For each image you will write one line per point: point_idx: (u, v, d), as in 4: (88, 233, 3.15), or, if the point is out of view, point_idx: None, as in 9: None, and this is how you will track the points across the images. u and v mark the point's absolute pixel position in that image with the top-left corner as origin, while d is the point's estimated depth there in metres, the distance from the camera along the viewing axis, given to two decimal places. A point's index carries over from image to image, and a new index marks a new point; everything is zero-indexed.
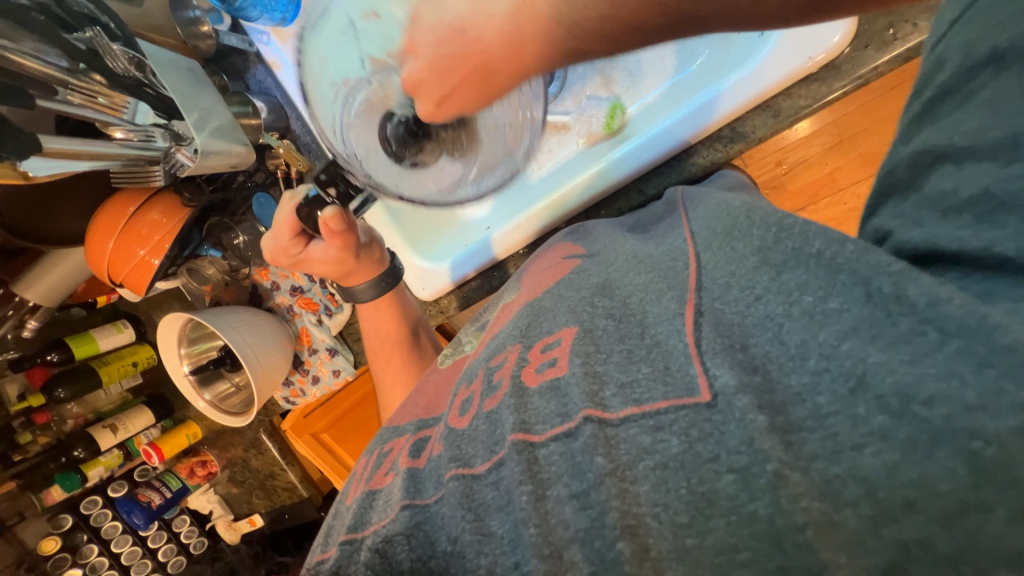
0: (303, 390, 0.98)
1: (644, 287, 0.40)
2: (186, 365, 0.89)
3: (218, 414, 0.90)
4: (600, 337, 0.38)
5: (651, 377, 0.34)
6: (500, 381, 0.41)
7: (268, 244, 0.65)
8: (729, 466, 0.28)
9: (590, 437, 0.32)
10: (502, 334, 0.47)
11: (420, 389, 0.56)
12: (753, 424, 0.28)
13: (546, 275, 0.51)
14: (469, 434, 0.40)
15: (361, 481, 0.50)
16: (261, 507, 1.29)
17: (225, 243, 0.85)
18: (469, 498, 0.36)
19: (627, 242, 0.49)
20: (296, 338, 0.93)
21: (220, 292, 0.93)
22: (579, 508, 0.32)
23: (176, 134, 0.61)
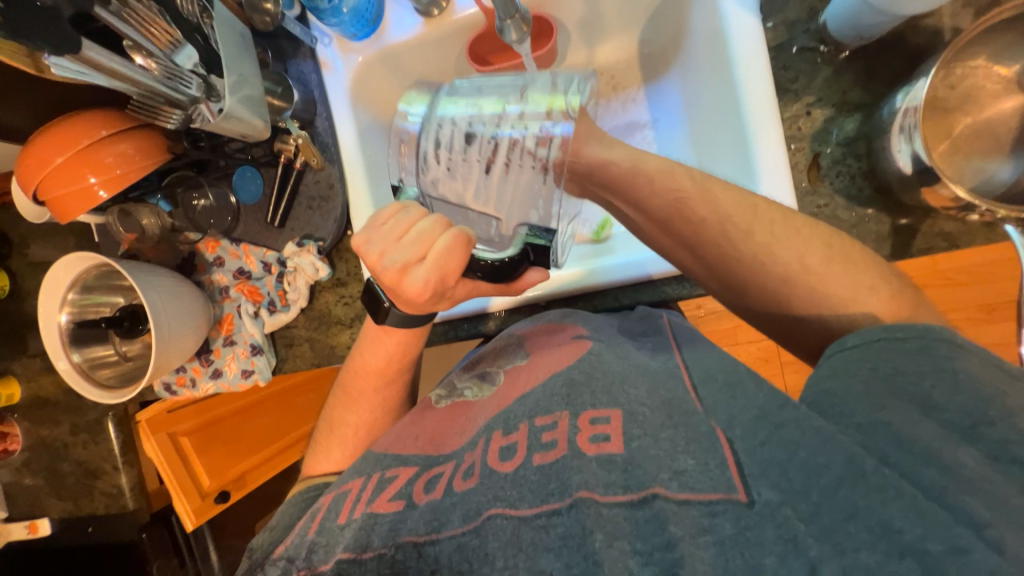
0: (195, 381, 0.86)
1: (652, 379, 0.44)
2: (65, 314, 0.74)
3: (78, 381, 0.74)
4: (645, 420, 0.40)
5: (699, 470, 0.35)
6: (554, 441, 0.40)
7: (419, 284, 0.48)
8: (773, 549, 0.31)
9: (659, 511, 0.34)
10: (536, 394, 0.46)
11: (411, 424, 0.53)
12: (792, 524, 0.31)
13: (558, 355, 0.50)
14: (514, 480, 0.39)
15: (355, 501, 0.45)
16: (54, 512, 1.00)
17: (181, 201, 0.81)
18: (518, 540, 0.36)
19: (627, 349, 0.50)
20: (215, 323, 0.83)
21: (141, 247, 0.82)
22: (642, 562, 0.32)
23: (210, 87, 0.60)
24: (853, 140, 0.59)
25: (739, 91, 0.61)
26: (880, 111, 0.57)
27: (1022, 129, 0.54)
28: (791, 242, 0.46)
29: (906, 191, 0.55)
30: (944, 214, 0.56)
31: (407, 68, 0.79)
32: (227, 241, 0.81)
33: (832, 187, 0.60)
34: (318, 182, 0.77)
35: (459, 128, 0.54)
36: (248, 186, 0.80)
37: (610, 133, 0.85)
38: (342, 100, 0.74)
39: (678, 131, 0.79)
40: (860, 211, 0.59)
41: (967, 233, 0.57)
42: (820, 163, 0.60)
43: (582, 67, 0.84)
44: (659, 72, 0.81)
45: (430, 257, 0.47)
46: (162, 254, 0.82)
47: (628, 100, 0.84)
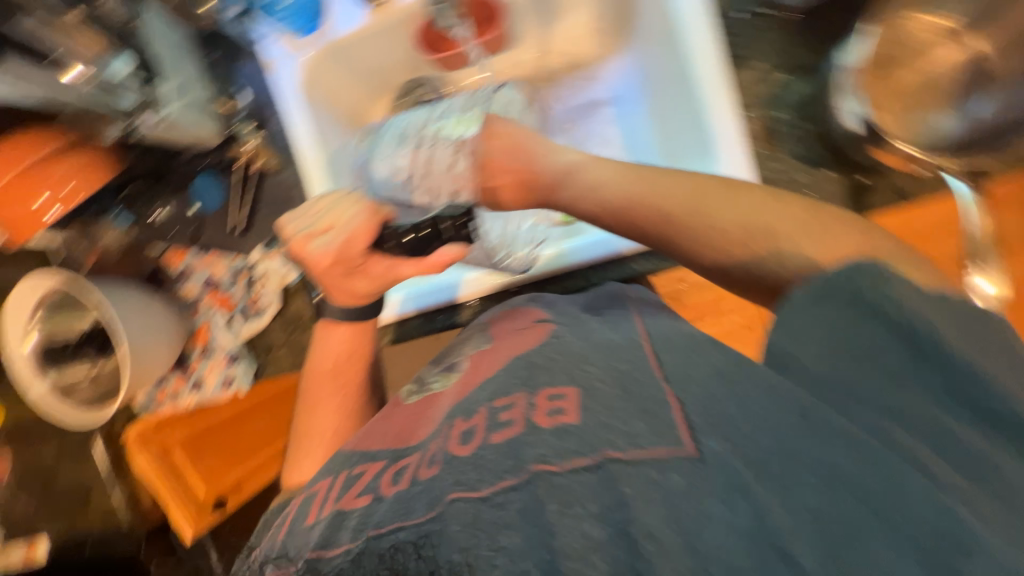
0: (176, 396, 0.85)
1: (609, 346, 0.44)
2: (31, 344, 0.73)
3: (54, 407, 0.71)
4: (601, 389, 0.39)
5: (651, 430, 0.35)
6: (511, 419, 0.39)
7: (323, 249, 0.57)
8: (718, 493, 0.31)
9: (611, 474, 0.33)
10: (497, 377, 0.45)
11: (380, 420, 0.53)
12: (736, 470, 0.32)
13: (523, 337, 0.50)
14: (475, 460, 0.37)
15: (323, 500, 0.46)
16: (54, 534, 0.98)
17: (140, 215, 0.79)
18: (478, 521, 0.34)
19: (589, 324, 0.49)
20: (190, 335, 0.82)
21: (106, 264, 0.79)
22: (597, 523, 0.32)
23: (150, 98, 0.60)
24: (806, 103, 0.59)
25: (689, 66, 0.61)
26: (829, 72, 0.57)
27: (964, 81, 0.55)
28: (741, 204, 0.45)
29: (858, 151, 0.55)
30: (897, 170, 0.58)
31: (360, 59, 0.77)
32: (195, 251, 0.81)
33: (789, 152, 0.60)
34: (278, 184, 0.76)
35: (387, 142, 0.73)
36: (209, 194, 0.77)
37: (573, 114, 0.85)
38: (294, 98, 0.72)
39: (641, 107, 0.78)
40: (815, 172, 0.60)
41: (919, 186, 0.58)
42: (775, 128, 0.60)
43: (539, 47, 0.83)
44: (617, 46, 0.80)
45: (336, 225, 0.57)
46: (125, 270, 0.78)
47: (588, 78, 0.83)
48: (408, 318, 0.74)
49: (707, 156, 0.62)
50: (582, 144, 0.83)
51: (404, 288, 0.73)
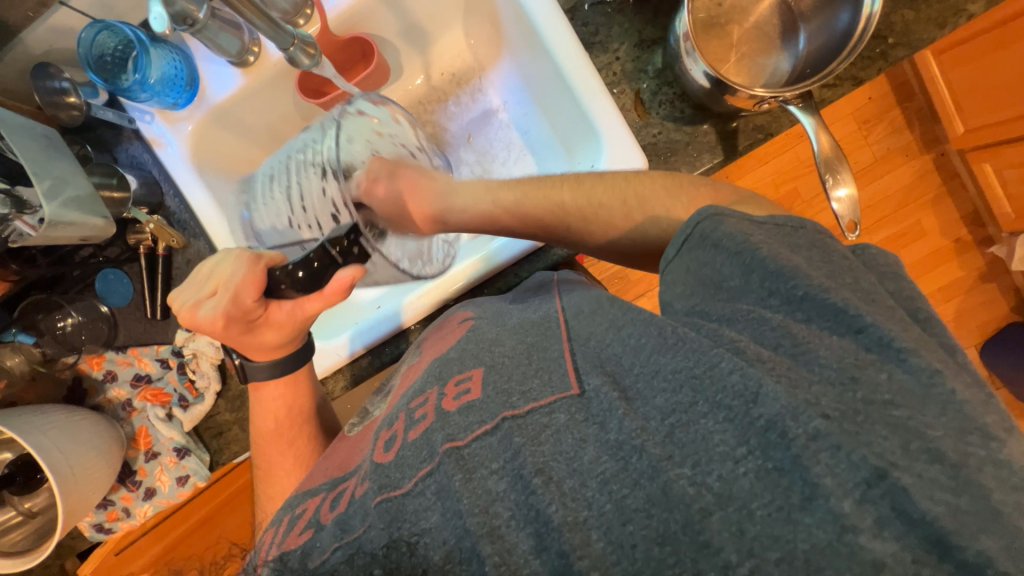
0: (128, 510, 0.79)
1: (522, 333, 0.45)
2: None
3: None
4: (505, 366, 0.41)
5: (541, 384, 0.38)
6: (424, 414, 0.42)
7: (211, 313, 0.51)
8: (592, 419, 0.35)
9: (508, 431, 0.36)
10: (415, 383, 0.47)
11: (321, 459, 0.52)
12: (609, 395, 0.35)
13: (444, 339, 0.52)
14: (397, 461, 0.40)
15: (268, 546, 0.44)
16: None
17: (44, 328, 0.75)
18: (400, 513, 0.36)
19: (506, 313, 0.51)
20: (130, 441, 0.77)
21: (14, 392, 0.73)
22: (498, 477, 0.35)
23: (21, 201, 0.58)
24: (661, 71, 0.66)
25: (555, 60, 0.66)
26: (670, 40, 0.63)
27: (783, 24, 0.62)
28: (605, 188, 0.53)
29: (716, 103, 0.61)
30: (752, 111, 0.64)
31: (246, 120, 0.77)
32: (112, 352, 0.75)
33: (659, 116, 0.66)
34: (188, 261, 0.73)
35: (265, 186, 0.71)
36: (116, 289, 0.74)
37: (470, 128, 0.88)
38: (184, 172, 0.71)
39: (530, 108, 0.83)
40: (687, 129, 0.65)
41: (773, 121, 0.65)
42: (643, 98, 0.66)
43: (423, 74, 0.87)
44: (494, 57, 0.84)
45: (219, 285, 0.51)
46: (42, 390, 0.74)
47: (476, 91, 0.87)
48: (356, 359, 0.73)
49: (595, 137, 0.67)
50: (487, 153, 0.86)
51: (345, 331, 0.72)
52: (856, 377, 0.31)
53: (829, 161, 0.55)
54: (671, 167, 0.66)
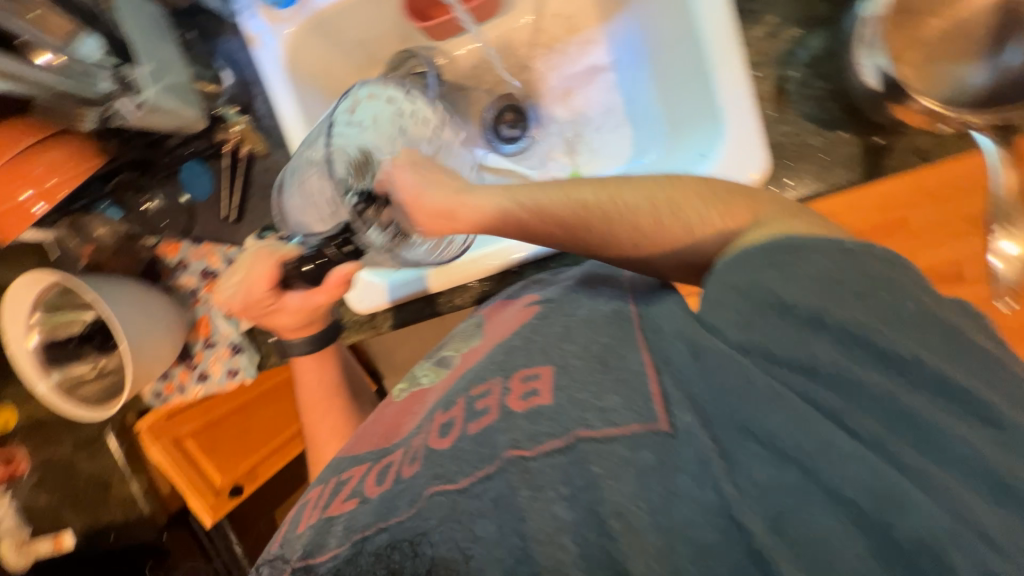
0: (183, 386, 0.86)
1: (595, 330, 0.41)
2: (36, 337, 0.73)
3: (59, 402, 0.72)
4: (575, 370, 0.39)
5: (625, 405, 0.36)
6: (487, 408, 0.40)
7: (231, 298, 0.60)
8: (685, 467, 0.33)
9: (581, 453, 0.35)
10: (474, 367, 0.46)
11: (371, 423, 0.52)
12: (706, 447, 0.33)
13: (507, 322, 0.49)
14: (452, 454, 0.39)
15: (314, 506, 0.45)
16: (70, 523, 1.00)
17: (130, 205, 0.78)
18: (456, 514, 0.36)
19: (583, 301, 0.46)
20: (191, 326, 0.82)
21: (99, 258, 0.77)
22: (564, 503, 0.35)
23: (126, 80, 0.57)
24: (819, 60, 0.56)
25: (698, 25, 0.57)
26: (845, 24, 0.53)
27: (994, 27, 0.50)
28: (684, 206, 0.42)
29: (875, 110, 0.51)
30: (915, 129, 0.54)
31: (345, 32, 0.73)
32: (189, 242, 0.79)
33: (799, 114, 0.57)
34: (268, 169, 0.73)
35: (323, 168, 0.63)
36: (198, 182, 0.76)
37: (571, 82, 0.80)
38: (276, 77, 0.69)
39: (643, 74, 0.75)
40: (829, 135, 0.56)
41: (939, 145, 0.55)
42: (787, 89, 0.57)
43: (533, 12, 0.78)
44: (616, 6, 0.75)
45: (244, 274, 0.59)
46: (122, 263, 0.79)
47: (586, 43, 0.78)
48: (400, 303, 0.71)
49: (716, 123, 0.59)
50: (582, 113, 0.79)
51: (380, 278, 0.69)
52: (1007, 487, 0.30)
53: None
54: (797, 174, 0.57)
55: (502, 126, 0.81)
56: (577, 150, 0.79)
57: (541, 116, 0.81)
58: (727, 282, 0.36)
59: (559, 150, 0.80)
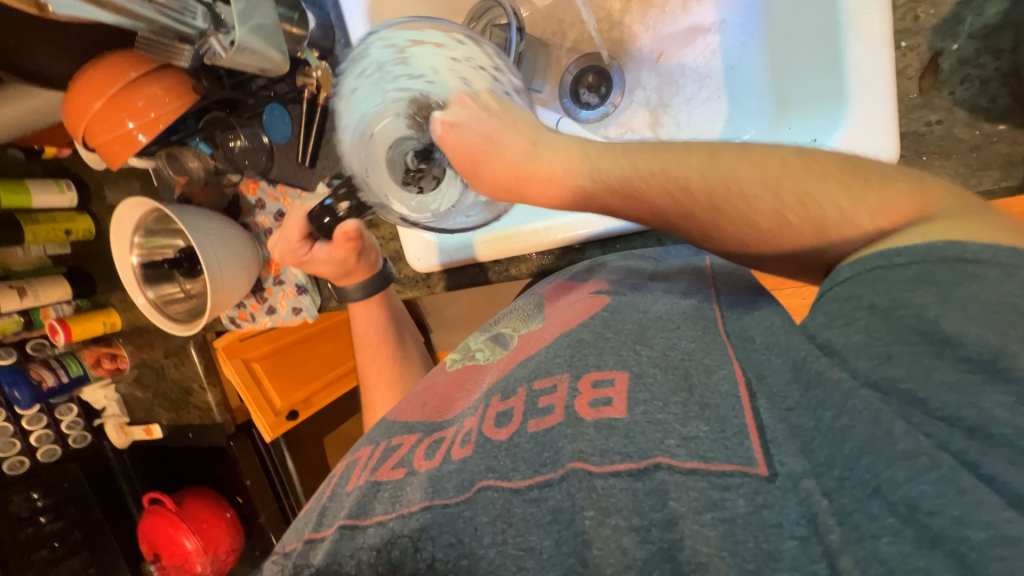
0: (254, 315, 0.93)
1: (671, 335, 0.39)
2: (135, 257, 0.82)
3: (156, 315, 0.82)
4: (654, 384, 0.35)
5: (713, 437, 0.31)
6: (550, 407, 0.37)
7: (277, 249, 0.69)
8: (793, 532, 0.27)
9: (661, 484, 0.30)
10: (540, 355, 0.42)
11: (423, 391, 0.52)
12: (815, 499, 0.27)
13: (572, 308, 0.48)
14: (507, 448, 0.36)
15: (362, 468, 0.44)
16: (163, 419, 1.18)
17: (218, 141, 0.82)
18: (509, 515, 0.33)
19: (649, 300, 0.44)
20: (264, 263, 0.88)
21: (192, 190, 0.85)
22: (637, 540, 0.30)
23: (217, 18, 0.58)
24: (994, 31, 0.45)
25: None
26: None
27: None
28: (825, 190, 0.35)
29: None
30: None
31: None
32: (266, 182, 0.83)
33: (951, 98, 0.47)
34: None
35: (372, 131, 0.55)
36: (278, 124, 0.78)
37: (666, 42, 0.71)
38: (358, 20, 0.68)
39: (754, 36, 0.65)
40: (985, 129, 0.46)
41: None
42: (939, 67, 0.47)
43: None
44: None
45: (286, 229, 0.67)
46: (210, 195, 0.86)
47: None
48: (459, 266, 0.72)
49: (839, 104, 0.51)
50: (673, 80, 0.71)
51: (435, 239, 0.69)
52: None
53: None
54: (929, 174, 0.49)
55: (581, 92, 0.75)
56: (662, 120, 0.71)
57: (626, 80, 0.74)
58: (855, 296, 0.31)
59: (640, 121, 0.73)
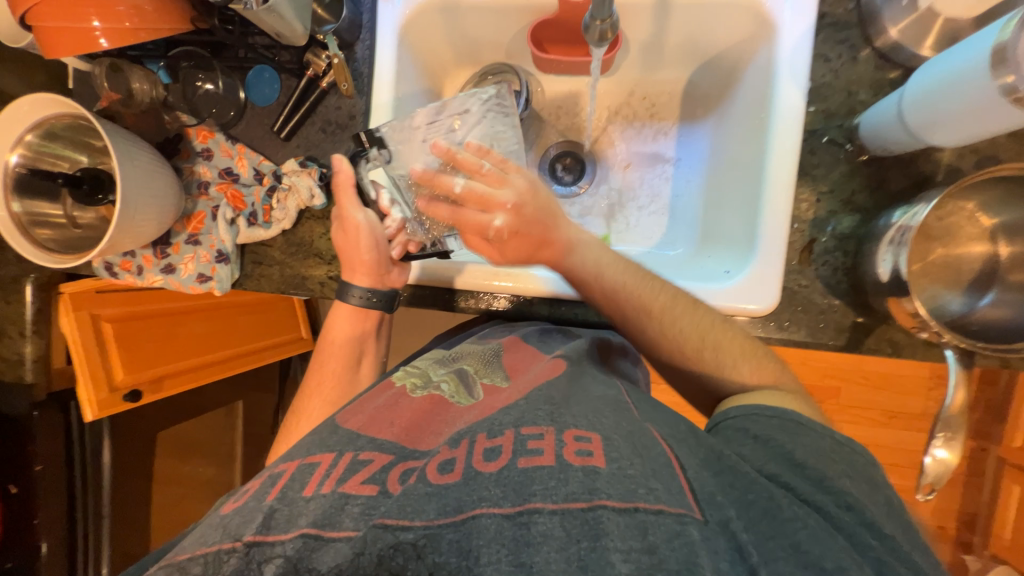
0: (142, 271, 0.77)
1: (598, 415, 0.50)
2: (16, 156, 0.67)
3: (13, 233, 0.66)
4: (618, 444, 0.45)
5: (664, 490, 0.41)
6: (540, 450, 0.45)
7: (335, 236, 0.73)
8: (723, 556, 0.38)
9: (629, 523, 0.39)
10: (523, 408, 0.51)
11: (385, 409, 0.56)
12: (739, 535, 0.40)
13: (539, 369, 0.60)
14: (496, 479, 0.42)
15: (325, 476, 0.47)
16: None
17: (184, 78, 0.75)
18: (504, 537, 0.39)
19: (595, 384, 0.58)
20: (183, 217, 0.77)
21: (122, 110, 0.74)
22: (624, 559, 0.37)
23: None
24: (845, 237, 0.65)
25: (765, 164, 0.65)
26: (877, 219, 0.62)
27: (981, 272, 0.61)
28: (686, 318, 0.61)
29: (876, 296, 0.60)
30: (897, 323, 0.63)
31: (464, 26, 0.78)
32: (222, 136, 0.75)
33: (816, 273, 0.65)
34: (339, 106, 0.74)
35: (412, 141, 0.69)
36: (261, 87, 0.75)
37: (634, 157, 0.86)
38: (390, 34, 0.73)
39: (697, 177, 0.82)
40: (832, 300, 0.65)
41: (910, 345, 0.64)
42: (813, 248, 0.65)
43: (628, 87, 0.85)
44: (696, 115, 0.83)
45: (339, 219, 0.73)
46: (143, 124, 0.75)
47: (660, 131, 0.86)
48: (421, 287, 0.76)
49: (749, 250, 0.67)
50: (632, 188, 0.85)
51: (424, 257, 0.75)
52: None
53: (950, 420, 0.53)
54: (794, 321, 0.65)
55: (557, 168, 0.87)
56: (616, 216, 0.85)
57: (596, 174, 0.87)
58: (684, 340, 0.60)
59: (599, 211, 0.86)
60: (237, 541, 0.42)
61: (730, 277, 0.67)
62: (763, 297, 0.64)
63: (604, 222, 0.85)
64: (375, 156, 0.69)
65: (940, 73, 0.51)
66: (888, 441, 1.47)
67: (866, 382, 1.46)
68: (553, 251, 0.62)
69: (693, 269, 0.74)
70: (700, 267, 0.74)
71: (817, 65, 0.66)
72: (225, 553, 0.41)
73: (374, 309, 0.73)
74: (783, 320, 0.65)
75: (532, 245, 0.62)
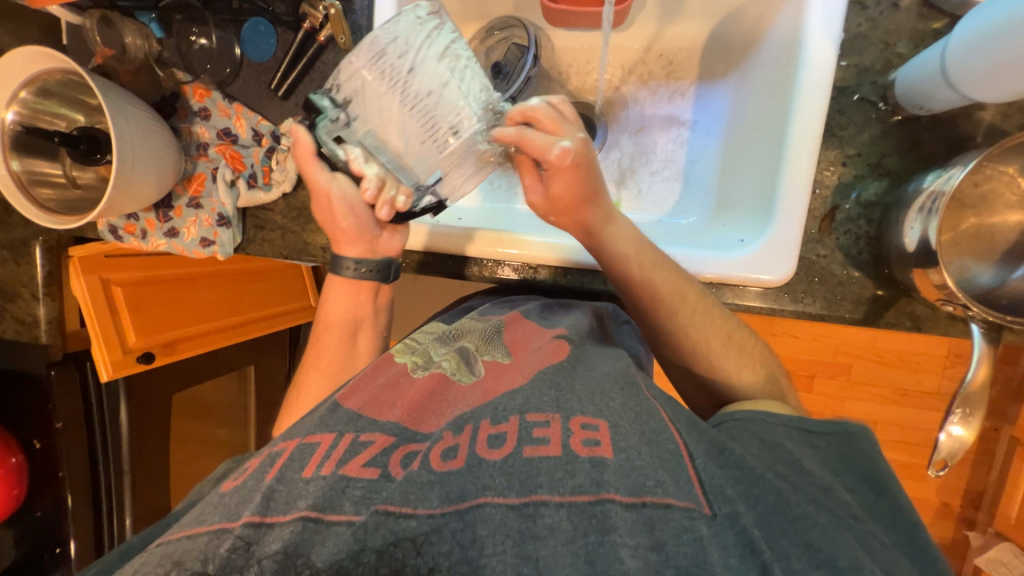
0: (145, 234, 0.77)
1: (603, 394, 0.49)
2: (10, 113, 0.66)
3: (13, 192, 0.66)
4: (626, 433, 0.45)
5: (673, 481, 0.41)
6: (546, 438, 0.44)
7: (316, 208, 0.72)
8: (735, 553, 0.38)
9: (642, 519, 0.39)
10: (526, 391, 0.50)
11: (387, 388, 0.55)
12: (748, 530, 0.39)
13: (540, 356, 0.57)
14: (501, 467, 0.42)
15: (325, 457, 0.47)
16: None
17: (177, 31, 0.73)
18: (508, 527, 0.39)
19: (598, 363, 0.57)
20: (184, 179, 0.75)
21: (117, 66, 0.72)
22: (632, 553, 0.37)
23: None
24: (871, 205, 0.61)
25: (790, 125, 0.61)
26: (907, 184, 0.58)
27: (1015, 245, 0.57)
28: (704, 320, 0.60)
29: (901, 267, 0.57)
30: (918, 297, 0.60)
31: None
32: (219, 94, 0.73)
33: (836, 242, 0.62)
34: (336, 61, 0.70)
35: (369, 91, 0.61)
36: (257, 41, 0.71)
37: (649, 120, 0.82)
38: None
39: (713, 142, 0.78)
40: (852, 271, 0.62)
41: (931, 319, 0.61)
42: (835, 216, 0.62)
43: (645, 41, 0.80)
44: (716, 72, 0.78)
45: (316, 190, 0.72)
46: (139, 82, 0.73)
47: (676, 91, 0.80)
48: (432, 253, 0.74)
49: (766, 218, 0.63)
50: (644, 152, 0.81)
51: (430, 222, 0.74)
52: None
53: (970, 397, 0.51)
54: (811, 293, 0.63)
55: None
56: (627, 182, 0.81)
57: (607, 137, 0.83)
58: (698, 344, 0.60)
59: (609, 177, 0.82)
60: (231, 527, 0.42)
61: (744, 246, 0.64)
62: (777, 268, 0.61)
63: (614, 189, 0.82)
64: (333, 118, 0.64)
65: (996, 16, 0.46)
66: (897, 418, 1.45)
67: (881, 360, 1.43)
68: (596, 211, 0.62)
69: (705, 238, 0.70)
70: (711, 236, 0.70)
71: (852, 14, 0.60)
72: (218, 538, 0.42)
73: (368, 280, 0.73)
74: (799, 296, 0.63)
75: (584, 193, 0.61)
